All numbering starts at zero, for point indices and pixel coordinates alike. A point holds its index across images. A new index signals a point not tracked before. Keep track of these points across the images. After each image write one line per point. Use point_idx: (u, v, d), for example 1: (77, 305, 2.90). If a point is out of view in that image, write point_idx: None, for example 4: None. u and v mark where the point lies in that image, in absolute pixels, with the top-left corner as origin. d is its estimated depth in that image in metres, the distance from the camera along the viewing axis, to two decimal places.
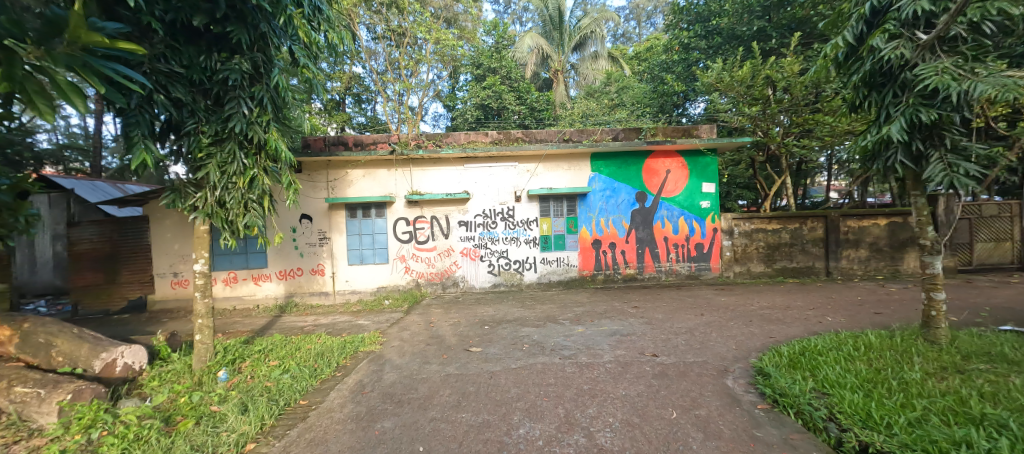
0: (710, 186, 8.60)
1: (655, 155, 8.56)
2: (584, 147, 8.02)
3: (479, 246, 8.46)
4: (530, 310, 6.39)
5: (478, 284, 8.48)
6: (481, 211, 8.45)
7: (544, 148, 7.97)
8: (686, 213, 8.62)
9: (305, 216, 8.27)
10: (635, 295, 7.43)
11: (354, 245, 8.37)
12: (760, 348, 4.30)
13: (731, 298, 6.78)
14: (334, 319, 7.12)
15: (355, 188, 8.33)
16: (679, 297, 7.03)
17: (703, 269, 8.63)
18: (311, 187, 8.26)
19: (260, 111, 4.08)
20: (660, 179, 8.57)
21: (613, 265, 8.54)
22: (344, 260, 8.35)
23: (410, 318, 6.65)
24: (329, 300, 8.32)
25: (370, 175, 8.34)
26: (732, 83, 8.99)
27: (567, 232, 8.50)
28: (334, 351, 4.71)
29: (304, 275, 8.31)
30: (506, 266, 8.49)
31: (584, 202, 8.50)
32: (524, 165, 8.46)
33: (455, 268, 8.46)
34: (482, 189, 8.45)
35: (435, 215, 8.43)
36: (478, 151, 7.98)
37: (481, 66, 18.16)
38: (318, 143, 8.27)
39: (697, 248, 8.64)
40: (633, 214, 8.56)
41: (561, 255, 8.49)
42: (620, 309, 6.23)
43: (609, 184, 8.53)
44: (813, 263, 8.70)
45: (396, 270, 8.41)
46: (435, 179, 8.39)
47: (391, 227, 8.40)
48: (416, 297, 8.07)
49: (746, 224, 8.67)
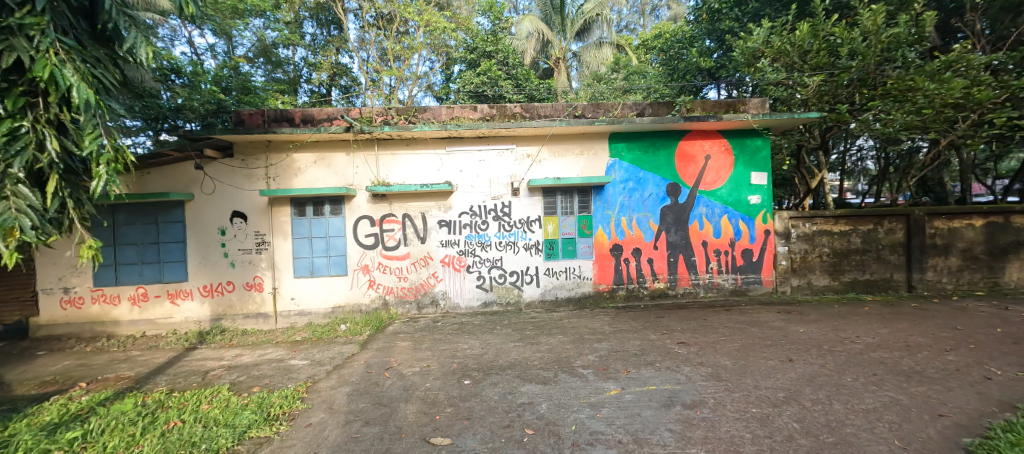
0: (762, 177, 6.74)
1: (690, 137, 6.69)
2: (604, 123, 6.08)
3: (464, 253, 6.54)
4: (532, 348, 4.48)
5: (464, 302, 6.55)
6: (467, 207, 6.54)
7: (552, 125, 6.05)
8: (731, 211, 6.73)
9: (237, 214, 6.35)
10: (672, 319, 5.54)
11: (302, 252, 6.42)
12: (950, 449, 2.38)
13: (811, 327, 4.89)
14: (263, 355, 5.16)
15: (305, 177, 6.41)
16: (736, 324, 5.14)
17: (753, 282, 6.74)
18: (246, 176, 6.33)
19: (28, 13, 2.22)
20: (697, 168, 6.69)
21: (639, 278, 6.64)
22: (289, 272, 6.40)
23: (362, 357, 4.70)
24: (269, 325, 6.37)
25: (324, 160, 6.42)
26: (785, 47, 7.13)
27: (578, 235, 6.59)
28: (199, 443, 2.71)
29: (236, 291, 6.37)
30: (500, 280, 6.57)
31: (600, 197, 6.59)
32: (523, 149, 6.57)
33: (434, 282, 6.53)
34: (469, 179, 6.53)
35: (408, 213, 6.50)
36: (464, 127, 6.03)
37: (474, 50, 16.09)
38: (257, 119, 6.35)
39: (745, 255, 6.74)
40: (662, 213, 6.66)
41: (571, 264, 6.58)
42: (661, 346, 4.31)
43: (633, 173, 6.63)
44: (891, 275, 6.82)
45: (356, 285, 6.45)
46: (409, 166, 6.48)
47: (350, 229, 6.44)
48: (381, 321, 6.13)
49: (806, 224, 6.79)
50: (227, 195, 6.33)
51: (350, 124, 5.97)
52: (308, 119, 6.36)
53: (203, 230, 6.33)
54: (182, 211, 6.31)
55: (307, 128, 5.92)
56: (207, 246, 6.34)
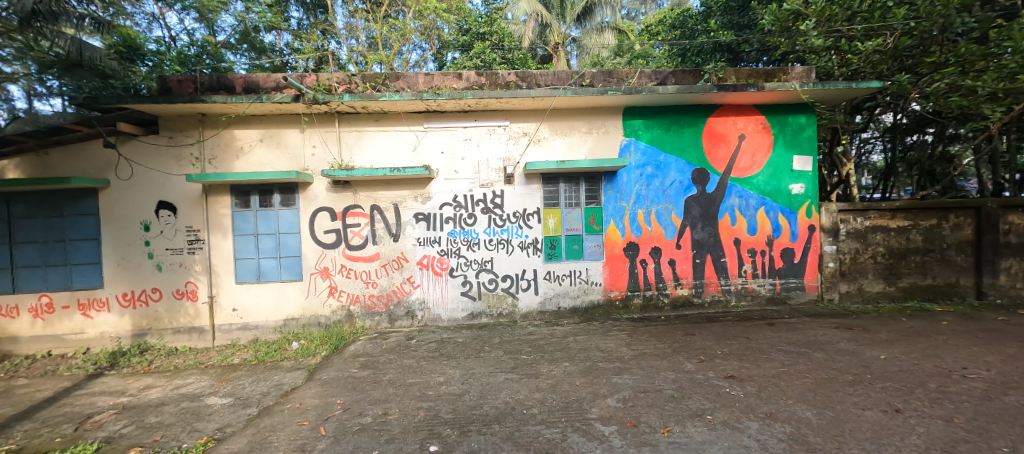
0: (807, 162, 5.60)
1: (720, 113, 5.52)
2: (619, 92, 4.88)
3: (446, 254, 5.36)
4: (530, 385, 3.31)
5: (447, 313, 5.37)
6: (450, 197, 5.34)
7: (554, 94, 4.84)
8: (769, 202, 5.57)
9: (164, 205, 5.13)
10: (704, 336, 4.39)
11: (246, 252, 5.20)
12: None
13: (892, 351, 3.75)
14: (178, 387, 3.96)
15: (249, 159, 5.19)
16: (789, 346, 4.00)
17: (794, 288, 5.62)
18: (174, 158, 5.10)
19: None
20: (729, 150, 5.53)
21: (658, 284, 5.49)
22: (230, 277, 5.18)
23: (301, 394, 3.49)
24: (205, 342, 5.15)
25: (272, 138, 5.19)
26: (832, 8, 5.94)
27: (586, 231, 5.42)
28: None
29: (163, 301, 5.16)
30: (490, 286, 5.39)
31: (613, 186, 5.40)
32: (518, 127, 5.39)
33: (409, 289, 5.33)
34: (453, 163, 5.34)
35: (377, 204, 5.29)
36: (443, 95, 4.81)
37: (467, 32, 14.75)
38: (187, 87, 5.07)
39: (785, 256, 5.61)
40: (688, 204, 5.50)
41: (577, 267, 5.41)
42: (705, 384, 3.16)
43: (652, 156, 5.46)
44: (955, 280, 5.72)
45: (313, 292, 5.23)
46: (378, 147, 5.27)
47: (305, 224, 5.22)
48: (341, 338, 4.93)
49: (859, 219, 5.66)
50: (152, 181, 5.11)
51: (299, 92, 4.71)
52: (251, 87, 5.10)
53: (122, 225, 5.11)
54: (95, 202, 5.08)
55: (245, 96, 4.68)
56: (126, 245, 5.11)
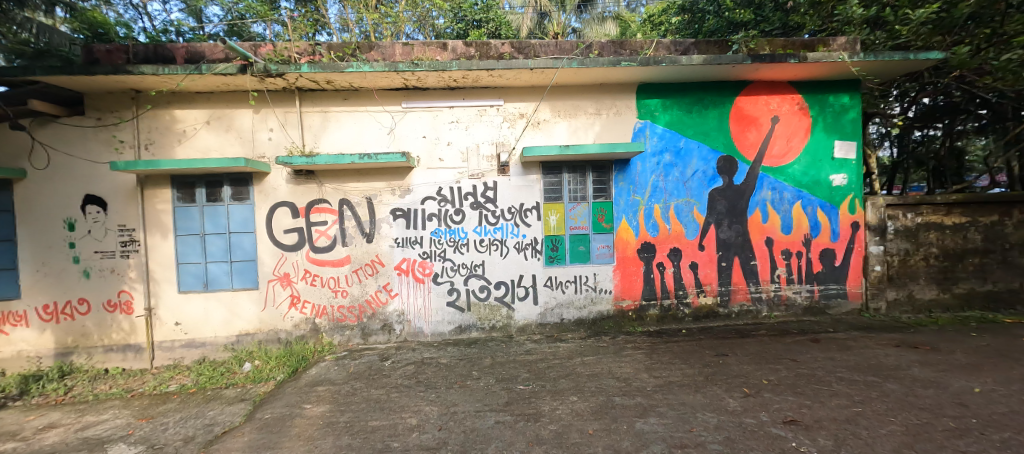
0: (849, 148, 4.81)
1: (750, 91, 4.72)
2: (634, 64, 4.05)
3: (429, 258, 4.55)
4: (527, 434, 2.49)
5: (430, 327, 4.56)
6: (434, 190, 4.53)
7: (557, 65, 4.00)
8: (806, 196, 4.79)
9: (92, 200, 4.29)
10: (740, 358, 3.60)
11: (191, 256, 4.39)
12: None
13: (985, 381, 2.97)
14: (85, 428, 3.14)
15: (193, 145, 4.37)
16: (850, 372, 3.21)
17: (835, 296, 4.84)
18: (103, 142, 4.26)
19: None
20: (759, 135, 4.74)
21: (678, 292, 4.69)
22: (171, 286, 4.37)
23: (229, 443, 2.67)
24: (142, 362, 4.34)
25: (220, 120, 4.37)
26: None
27: (594, 230, 4.62)
28: None
29: (93, 314, 4.34)
30: (481, 295, 4.59)
31: (625, 176, 4.60)
32: (513, 107, 4.58)
33: (386, 299, 4.52)
34: (436, 149, 4.52)
35: (347, 199, 4.47)
36: (423, 66, 3.95)
37: (463, 20, 13.79)
38: (118, 58, 4.21)
39: (824, 259, 4.82)
40: (712, 198, 4.70)
41: (583, 272, 4.61)
42: (762, 435, 2.36)
43: (670, 142, 4.65)
44: (1018, 285, 4.94)
45: (271, 303, 4.43)
46: (348, 131, 4.45)
47: (260, 222, 4.40)
48: (301, 358, 4.11)
49: (909, 215, 4.85)
50: (77, 170, 4.27)
51: (247, 61, 3.86)
52: (195, 58, 4.26)
53: (42, 224, 4.27)
54: (5, 195, 4.21)
55: (181, 67, 3.83)
56: (47, 248, 4.28)
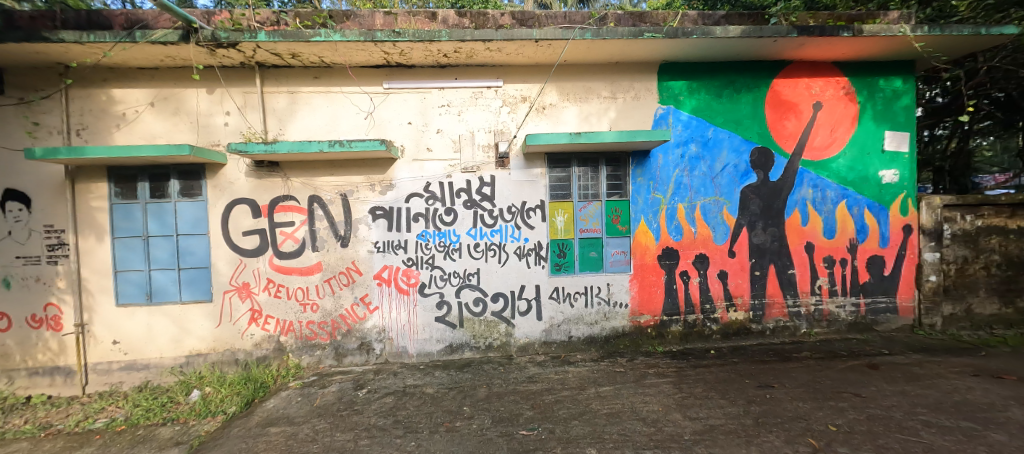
0: (901, 139, 4.17)
1: (789, 72, 4.07)
2: (661, 35, 3.37)
3: (415, 265, 3.88)
4: None
5: (416, 346, 3.89)
6: (420, 186, 3.86)
7: (568, 35, 3.32)
8: (852, 195, 4.15)
9: (11, 196, 3.58)
10: (792, 391, 2.94)
11: (132, 262, 3.71)
12: None
13: None
14: None
15: (135, 131, 3.69)
16: (937, 416, 2.54)
17: (883, 311, 4.20)
18: (25, 126, 3.56)
19: None
20: (798, 124, 4.09)
21: (704, 306, 4.04)
22: (108, 298, 3.68)
23: None
24: (72, 389, 3.65)
25: (168, 101, 3.69)
26: None
27: (607, 233, 3.96)
28: None
29: (14, 331, 3.64)
30: (476, 309, 3.92)
31: (644, 171, 3.94)
32: (514, 89, 3.91)
33: (364, 314, 3.85)
34: (423, 138, 3.86)
35: (318, 196, 3.79)
36: (407, 35, 3.25)
37: None
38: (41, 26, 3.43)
39: (872, 268, 4.19)
40: (744, 197, 4.05)
41: (595, 283, 3.96)
42: None
43: (698, 131, 4.00)
44: None
45: (227, 318, 3.75)
46: (320, 115, 3.78)
47: (215, 223, 3.72)
48: (259, 385, 3.44)
49: (970, 218, 4.17)
50: None
51: (190, 28, 3.15)
52: None
53: None
54: None
55: (110, 33, 3.12)
56: None
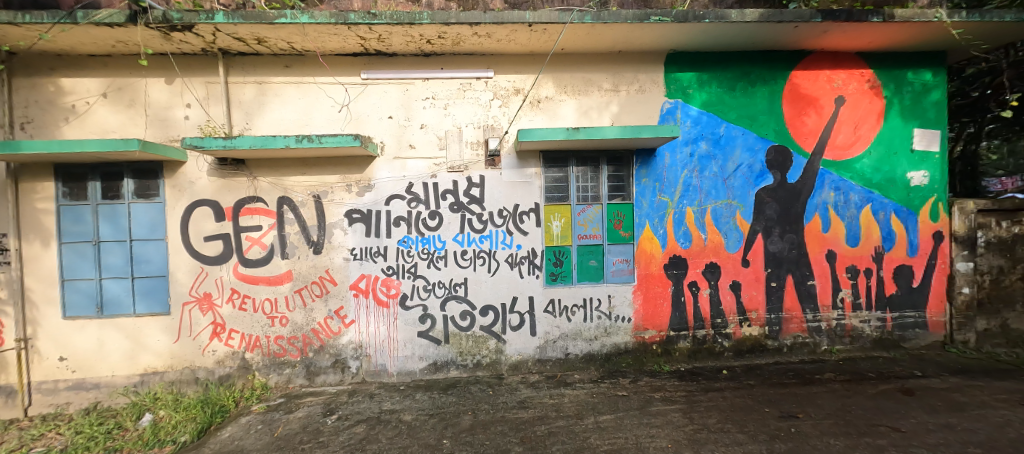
0: (932, 138, 3.80)
1: (808, 63, 3.70)
2: (669, 19, 3.00)
3: (395, 274, 3.51)
4: None
5: (396, 364, 3.52)
6: (402, 187, 3.49)
7: (565, 18, 2.95)
8: (877, 198, 3.77)
9: None
10: (819, 424, 2.57)
11: (82, 270, 3.35)
12: None
13: None
14: None
15: (87, 125, 3.33)
16: None
17: (911, 326, 3.83)
18: None
19: None
20: (818, 121, 3.72)
21: (714, 320, 3.67)
22: (55, 310, 3.32)
23: None
24: (13, 411, 3.28)
25: (123, 92, 3.34)
26: None
27: (608, 240, 3.59)
28: None
29: None
30: (463, 323, 3.56)
31: (649, 171, 3.58)
32: (506, 80, 3.55)
33: (339, 328, 3.49)
34: (405, 134, 3.49)
35: (289, 197, 3.43)
36: (383, 17, 2.88)
37: None
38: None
39: (898, 279, 3.81)
40: (759, 200, 3.68)
41: (595, 294, 3.59)
42: None
43: (708, 127, 3.63)
44: None
45: (187, 333, 3.39)
46: (292, 109, 3.43)
47: (174, 227, 3.37)
48: (217, 409, 3.06)
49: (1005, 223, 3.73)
50: None
51: (139, 8, 2.79)
52: None
53: None
54: None
55: (48, 12, 2.77)
56: None
